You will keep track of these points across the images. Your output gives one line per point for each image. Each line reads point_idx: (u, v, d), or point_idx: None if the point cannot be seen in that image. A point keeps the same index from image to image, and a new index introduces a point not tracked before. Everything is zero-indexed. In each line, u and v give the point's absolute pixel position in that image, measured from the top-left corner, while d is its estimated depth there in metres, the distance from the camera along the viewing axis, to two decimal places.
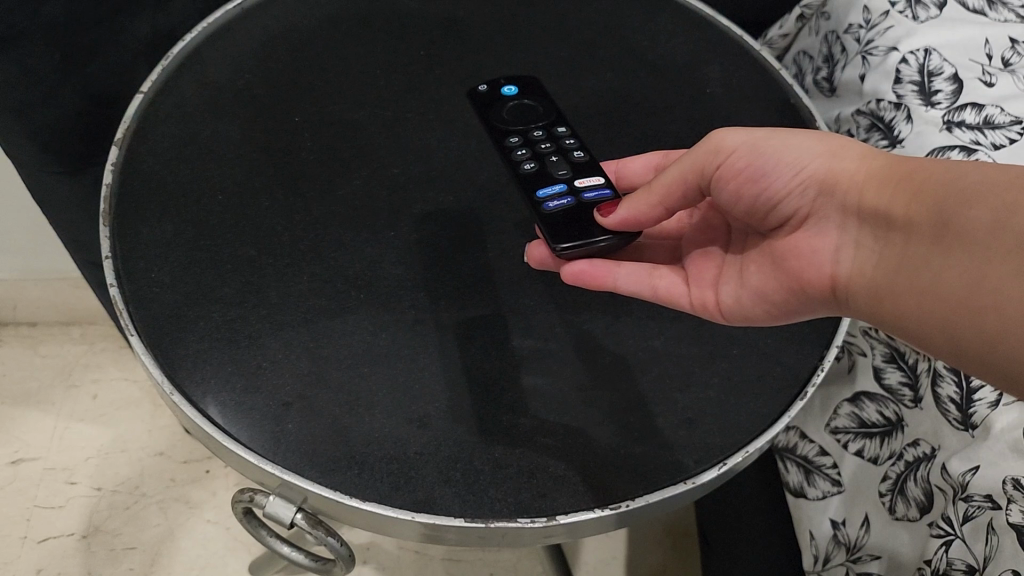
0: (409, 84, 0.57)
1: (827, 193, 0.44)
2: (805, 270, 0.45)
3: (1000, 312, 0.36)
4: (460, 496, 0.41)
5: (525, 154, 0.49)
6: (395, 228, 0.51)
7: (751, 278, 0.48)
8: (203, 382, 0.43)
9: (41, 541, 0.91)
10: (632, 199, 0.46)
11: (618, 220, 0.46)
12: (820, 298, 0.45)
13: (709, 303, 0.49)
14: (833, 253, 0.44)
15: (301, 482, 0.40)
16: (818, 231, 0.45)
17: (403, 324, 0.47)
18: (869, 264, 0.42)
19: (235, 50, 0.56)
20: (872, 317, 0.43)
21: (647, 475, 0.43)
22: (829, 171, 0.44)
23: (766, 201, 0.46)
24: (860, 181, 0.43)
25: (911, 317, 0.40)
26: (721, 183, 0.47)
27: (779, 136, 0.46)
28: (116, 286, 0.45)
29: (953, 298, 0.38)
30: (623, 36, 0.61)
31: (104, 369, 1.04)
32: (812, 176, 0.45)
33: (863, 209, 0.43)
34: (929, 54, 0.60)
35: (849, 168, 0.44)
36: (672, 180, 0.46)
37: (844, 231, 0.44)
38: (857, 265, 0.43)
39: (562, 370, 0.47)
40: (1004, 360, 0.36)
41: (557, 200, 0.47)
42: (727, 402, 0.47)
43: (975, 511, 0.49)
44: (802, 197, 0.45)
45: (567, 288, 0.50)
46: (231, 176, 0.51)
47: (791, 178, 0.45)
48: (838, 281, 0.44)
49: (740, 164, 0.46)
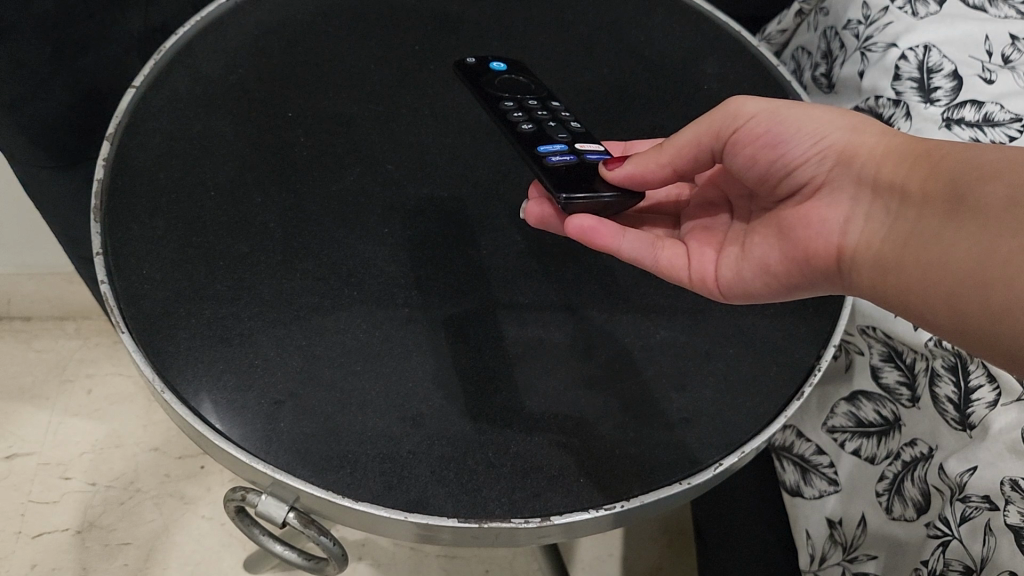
0: (404, 79, 0.56)
1: (845, 165, 0.44)
2: (812, 240, 0.45)
3: (1009, 286, 0.36)
4: (454, 496, 0.41)
5: (523, 117, 0.50)
6: (390, 223, 0.50)
7: (754, 249, 0.48)
8: (194, 379, 0.43)
9: (35, 536, 0.91)
10: (641, 157, 0.47)
11: (624, 174, 0.47)
12: (825, 270, 0.45)
13: (707, 277, 0.49)
14: (842, 225, 0.44)
15: (293, 482, 0.40)
16: (831, 201, 0.45)
17: (398, 322, 0.46)
18: (878, 237, 0.42)
19: (227, 44, 0.56)
20: (873, 292, 0.43)
21: (642, 475, 0.43)
22: (849, 143, 0.44)
23: (782, 167, 0.46)
24: (879, 156, 0.43)
25: (920, 295, 0.40)
26: (737, 149, 0.47)
27: (798, 105, 0.46)
28: (107, 283, 0.45)
29: (964, 274, 0.38)
30: (619, 32, 0.61)
31: (98, 365, 1.04)
32: (832, 146, 0.45)
33: (879, 182, 0.43)
34: (929, 50, 0.59)
35: (869, 142, 0.44)
36: (685, 143, 0.47)
37: (856, 201, 0.44)
38: (865, 237, 0.43)
39: (557, 367, 0.46)
40: (1010, 337, 0.36)
41: (560, 156, 0.47)
42: (723, 401, 0.46)
43: (972, 512, 0.49)
44: (819, 165, 0.45)
45: (562, 286, 0.50)
46: (224, 171, 0.50)
47: (810, 146, 0.45)
48: (844, 252, 0.44)
49: (758, 129, 0.46)
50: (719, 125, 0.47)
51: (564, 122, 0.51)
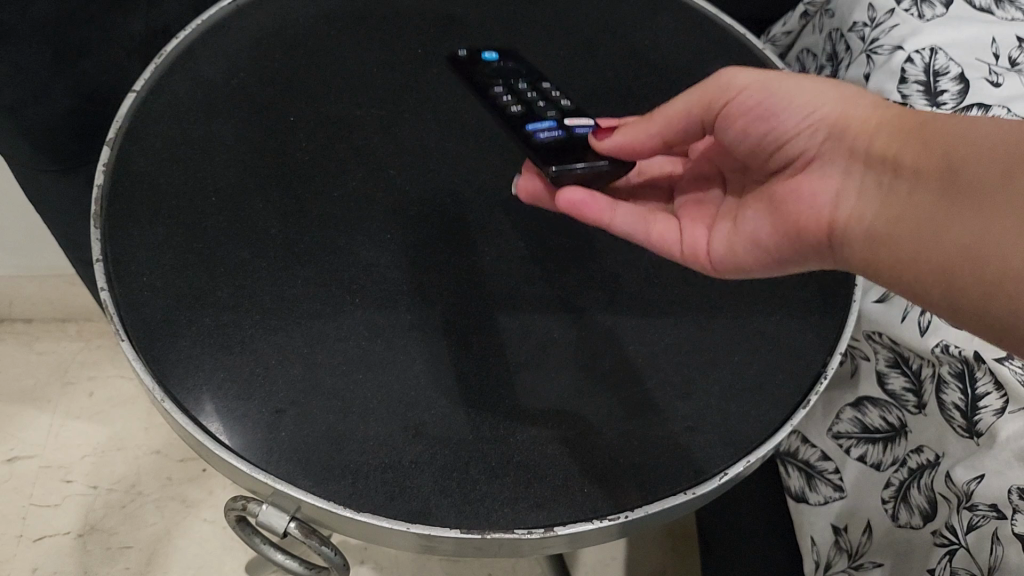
0: (406, 84, 0.56)
1: (836, 136, 0.44)
2: (802, 214, 0.45)
3: (1005, 264, 0.35)
4: (456, 506, 0.40)
5: (511, 97, 0.50)
6: (393, 229, 0.50)
7: (745, 224, 0.48)
8: (194, 387, 0.42)
9: (36, 540, 0.91)
10: (630, 128, 0.48)
11: (613, 144, 0.48)
12: (815, 244, 0.44)
13: (699, 251, 0.50)
14: (832, 198, 0.44)
15: (294, 492, 0.40)
16: (821, 174, 0.45)
17: (400, 329, 0.46)
18: (869, 211, 0.42)
19: (228, 47, 0.55)
20: (863, 266, 0.42)
21: (646, 484, 0.43)
22: (840, 115, 0.44)
23: (774, 140, 0.47)
24: (870, 128, 0.43)
25: (911, 268, 0.39)
26: (728, 120, 0.48)
27: (790, 78, 0.46)
28: (107, 290, 0.44)
29: (957, 247, 0.37)
30: (624, 35, 0.60)
31: (100, 367, 1.04)
32: (823, 119, 0.45)
33: (870, 154, 0.43)
34: (934, 53, 0.59)
35: (861, 114, 0.44)
36: (677, 110, 0.49)
37: (848, 175, 0.43)
38: (856, 210, 0.42)
39: (560, 375, 0.46)
40: (1006, 314, 0.35)
41: (548, 132, 0.48)
42: (728, 410, 0.46)
43: (980, 520, 0.49)
44: (810, 138, 0.45)
45: (565, 292, 0.49)
46: (225, 177, 0.50)
47: (802, 119, 0.45)
48: (835, 226, 0.43)
49: (750, 102, 0.47)
50: (712, 96, 0.48)
51: (552, 99, 0.51)
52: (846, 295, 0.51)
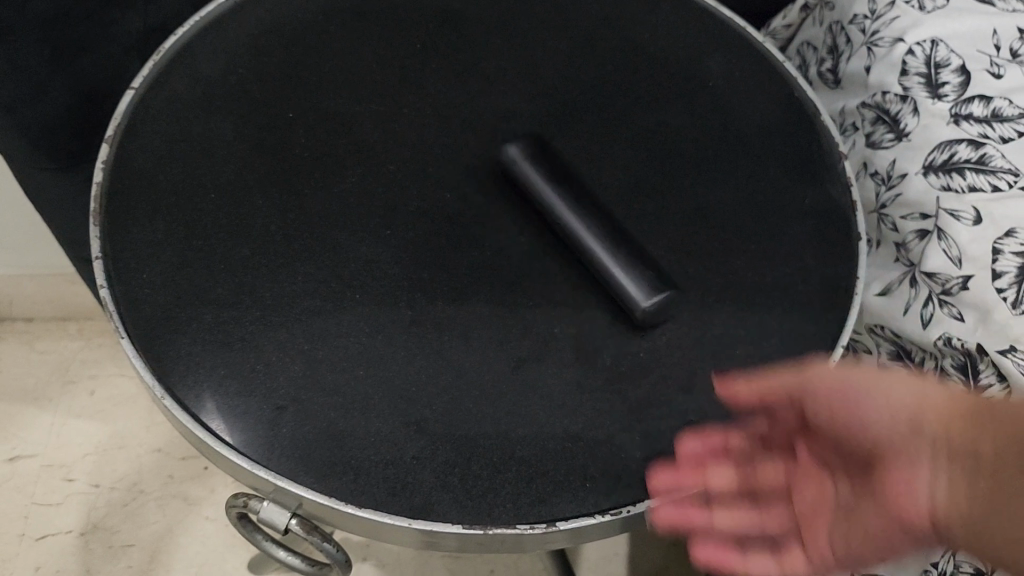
0: (405, 78, 0.55)
1: (914, 428, 0.40)
2: (904, 511, 0.40)
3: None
4: (458, 502, 0.40)
5: None
6: (393, 225, 0.49)
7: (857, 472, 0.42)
8: (195, 385, 0.42)
9: (39, 539, 0.92)
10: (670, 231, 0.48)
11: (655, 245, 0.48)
12: (922, 532, 0.40)
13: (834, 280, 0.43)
14: (927, 491, 0.39)
15: (296, 489, 0.40)
16: (906, 466, 0.40)
17: (401, 326, 0.46)
18: (959, 507, 0.38)
19: (226, 43, 0.55)
20: (964, 541, 0.38)
21: (649, 479, 0.42)
22: (921, 406, 0.40)
23: (861, 433, 0.42)
24: (949, 419, 0.40)
25: (991, 551, 0.36)
26: (816, 404, 0.43)
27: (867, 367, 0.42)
28: (107, 287, 0.44)
29: (1001, 517, 0.36)
30: (624, 26, 0.59)
31: (101, 366, 1.04)
32: (907, 411, 0.40)
33: (951, 450, 0.39)
34: (935, 45, 0.59)
35: (937, 402, 0.40)
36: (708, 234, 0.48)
37: (936, 468, 0.39)
38: (949, 503, 0.38)
39: (562, 370, 0.46)
40: None
41: None
42: (731, 405, 0.45)
43: None
44: (890, 424, 0.41)
45: (564, 286, 0.48)
46: (224, 174, 0.50)
47: (886, 418, 0.41)
48: (937, 523, 0.39)
49: (822, 385, 0.42)
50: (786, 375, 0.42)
51: None
52: (848, 287, 0.50)
